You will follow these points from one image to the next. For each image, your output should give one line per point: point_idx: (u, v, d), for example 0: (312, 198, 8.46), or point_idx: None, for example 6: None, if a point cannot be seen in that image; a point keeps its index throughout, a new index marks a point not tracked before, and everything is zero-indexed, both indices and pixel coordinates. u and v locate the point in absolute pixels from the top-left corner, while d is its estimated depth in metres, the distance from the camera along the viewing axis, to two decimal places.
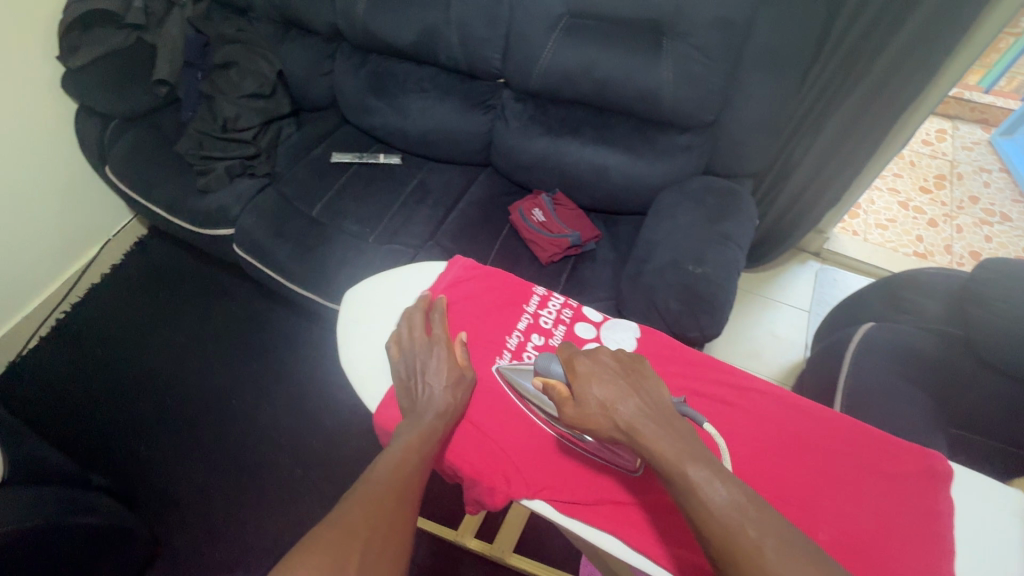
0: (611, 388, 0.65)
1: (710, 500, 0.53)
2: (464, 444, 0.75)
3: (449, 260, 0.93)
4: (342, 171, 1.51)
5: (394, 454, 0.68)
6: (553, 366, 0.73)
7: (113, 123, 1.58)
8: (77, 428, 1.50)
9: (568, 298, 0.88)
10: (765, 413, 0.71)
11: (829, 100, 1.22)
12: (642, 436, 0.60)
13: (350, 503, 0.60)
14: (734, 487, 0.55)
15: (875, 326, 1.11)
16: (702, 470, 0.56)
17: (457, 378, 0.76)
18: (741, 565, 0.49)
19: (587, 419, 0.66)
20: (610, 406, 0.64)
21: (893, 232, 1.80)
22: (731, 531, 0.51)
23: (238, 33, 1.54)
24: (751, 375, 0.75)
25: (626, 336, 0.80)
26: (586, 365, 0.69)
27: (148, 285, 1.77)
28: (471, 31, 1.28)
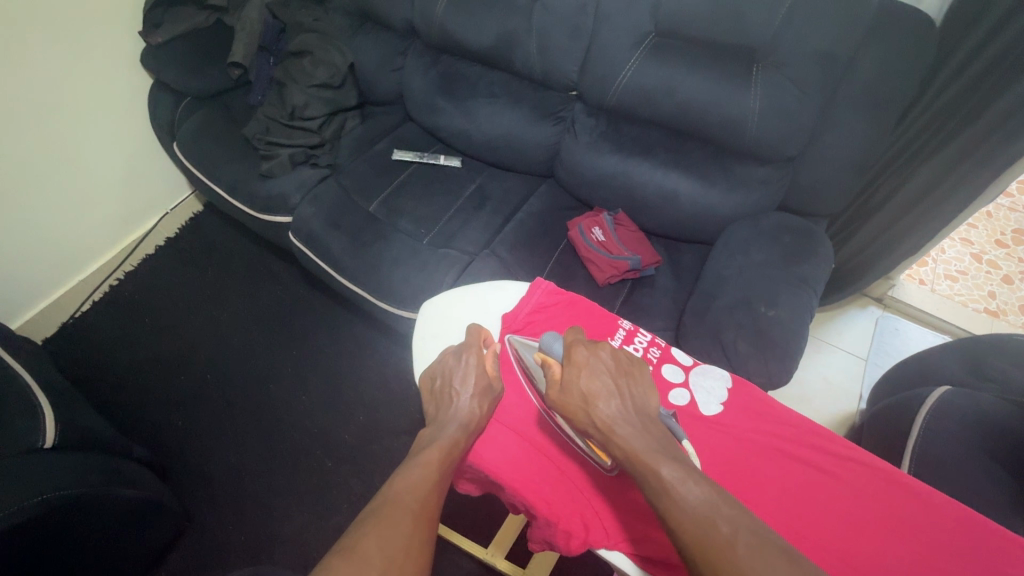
0: (599, 382, 0.67)
1: (682, 495, 0.55)
2: (496, 458, 0.73)
3: (531, 283, 0.91)
4: (402, 168, 1.51)
5: (413, 472, 0.66)
6: (555, 347, 0.75)
7: (185, 101, 1.61)
8: (120, 396, 1.52)
9: (655, 336, 0.84)
10: (862, 487, 0.66)
11: (923, 145, 1.16)
12: (619, 433, 0.62)
13: (368, 525, 0.58)
14: (708, 485, 0.56)
15: (954, 390, 1.04)
16: (677, 468, 0.57)
17: (486, 396, 0.76)
18: (710, 560, 0.50)
19: (568, 405, 0.68)
20: (592, 399, 0.66)
21: (963, 285, 1.70)
22: (703, 528, 0.52)
23: (315, 23, 1.56)
24: (851, 444, 0.70)
25: (716, 385, 0.76)
26: (582, 355, 0.70)
27: (199, 261, 1.79)
28: (551, 41, 1.26)
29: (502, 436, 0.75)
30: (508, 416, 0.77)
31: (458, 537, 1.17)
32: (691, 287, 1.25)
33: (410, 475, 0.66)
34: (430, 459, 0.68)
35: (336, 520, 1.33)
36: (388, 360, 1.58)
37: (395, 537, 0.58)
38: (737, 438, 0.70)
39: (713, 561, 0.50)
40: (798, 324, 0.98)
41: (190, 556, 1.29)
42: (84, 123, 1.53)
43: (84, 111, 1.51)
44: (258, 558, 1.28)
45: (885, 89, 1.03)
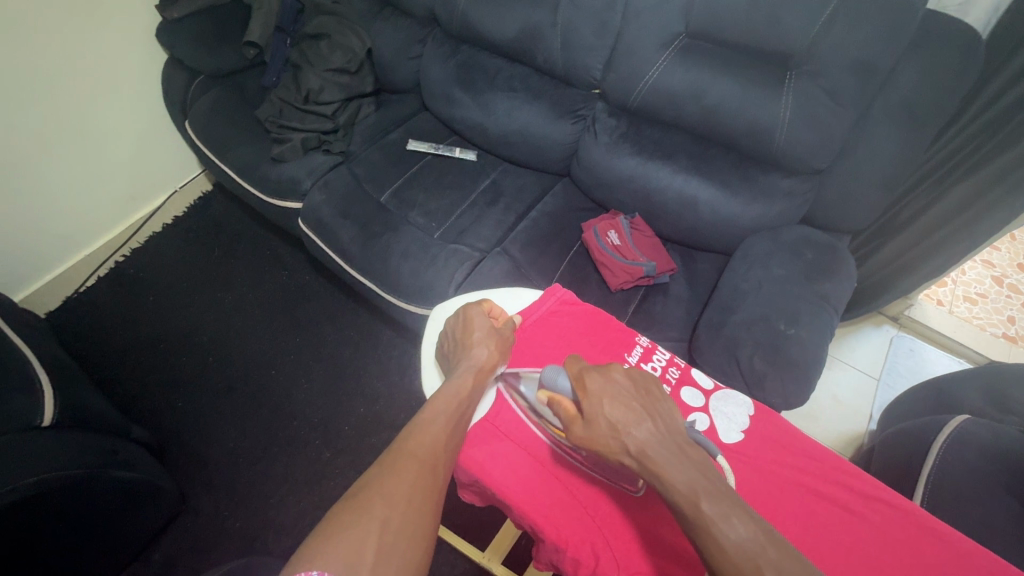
0: (624, 411, 0.64)
1: (726, 536, 0.52)
2: (509, 483, 0.70)
3: (547, 289, 0.90)
4: (416, 159, 1.48)
5: (427, 424, 0.69)
6: (559, 382, 0.72)
7: (199, 79, 1.58)
8: (122, 373, 1.51)
9: (674, 356, 0.82)
10: (890, 529, 0.63)
11: (957, 164, 1.12)
12: (655, 464, 0.59)
13: (379, 472, 0.62)
14: (750, 522, 0.53)
15: (972, 419, 1.01)
16: (718, 502, 0.55)
17: (495, 342, 0.81)
18: None
19: (595, 440, 0.64)
20: (622, 429, 0.63)
21: (982, 308, 1.66)
22: (751, 572, 0.50)
23: (334, 6, 1.52)
24: (879, 483, 0.67)
25: (737, 412, 0.74)
26: (597, 383, 0.68)
27: (206, 240, 1.77)
28: (577, 38, 1.23)
29: (513, 452, 0.73)
30: (519, 432, 0.75)
31: (455, 538, 1.16)
32: (706, 297, 1.22)
33: (423, 427, 0.68)
34: (439, 408, 0.71)
35: None
36: (391, 353, 1.56)
37: (400, 489, 0.60)
38: (761, 470, 0.67)
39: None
40: (818, 344, 0.95)
41: (185, 538, 1.29)
42: (96, 96, 1.50)
43: (96, 84, 1.49)
44: (253, 545, 1.27)
45: (924, 103, 0.99)
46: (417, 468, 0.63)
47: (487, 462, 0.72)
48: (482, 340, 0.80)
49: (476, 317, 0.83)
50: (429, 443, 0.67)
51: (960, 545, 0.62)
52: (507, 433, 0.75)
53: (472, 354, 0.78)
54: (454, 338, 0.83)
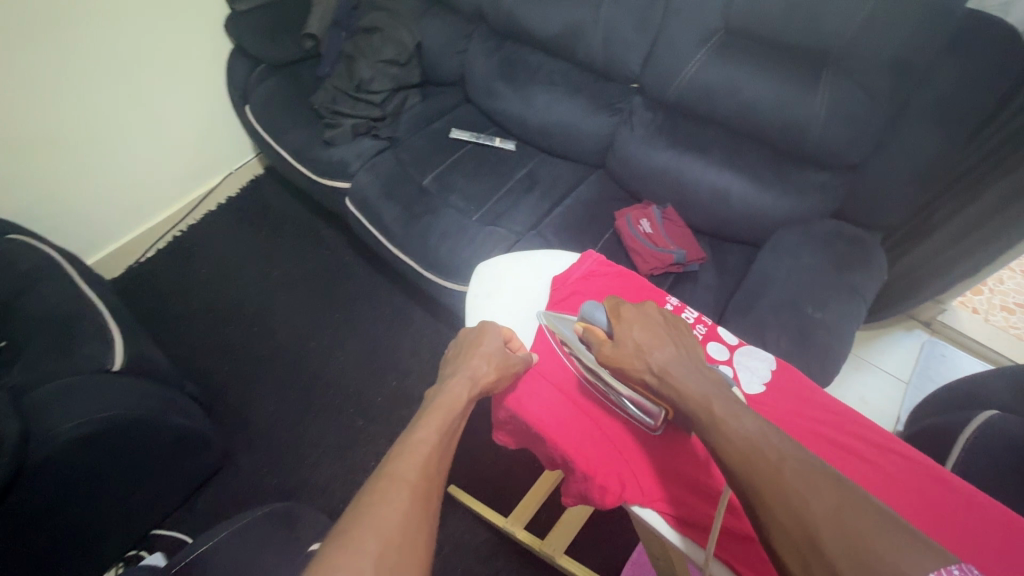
0: (651, 335, 0.71)
1: (733, 427, 0.57)
2: (539, 411, 0.77)
3: (583, 253, 0.95)
4: (458, 147, 1.55)
5: (419, 449, 0.65)
6: (597, 315, 0.77)
7: (259, 68, 1.69)
8: (176, 336, 1.62)
9: (702, 314, 0.86)
10: (904, 479, 0.65)
11: (995, 165, 1.12)
12: (671, 377, 0.66)
13: (365, 504, 0.57)
14: (758, 421, 0.58)
15: (1001, 414, 1.01)
16: (728, 405, 0.60)
17: (499, 360, 0.79)
18: (757, 479, 0.53)
19: (621, 359, 0.71)
20: (646, 347, 0.69)
21: (1020, 317, 1.63)
22: (751, 453, 0.54)
23: (387, 2, 1.62)
24: (896, 437, 0.69)
25: (760, 366, 0.78)
26: (630, 313, 0.75)
27: (256, 219, 1.89)
28: (618, 34, 1.28)
29: (548, 391, 0.79)
30: (555, 374, 0.81)
31: (479, 505, 1.21)
32: (734, 287, 1.25)
33: (415, 448, 0.64)
34: (432, 430, 0.68)
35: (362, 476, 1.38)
36: (424, 332, 1.63)
37: (391, 517, 0.55)
38: (780, 417, 0.71)
39: (762, 484, 0.52)
40: (845, 329, 0.97)
41: (227, 492, 1.37)
42: (167, 81, 1.63)
43: (170, 70, 1.62)
44: (289, 500, 1.35)
45: (960, 102, 1.01)
46: (415, 472, 0.61)
47: (523, 394, 0.80)
48: (480, 360, 0.78)
49: (488, 334, 0.82)
50: (422, 450, 0.65)
51: (974, 499, 0.64)
52: (543, 375, 0.82)
53: (469, 368, 0.77)
54: (462, 350, 0.83)
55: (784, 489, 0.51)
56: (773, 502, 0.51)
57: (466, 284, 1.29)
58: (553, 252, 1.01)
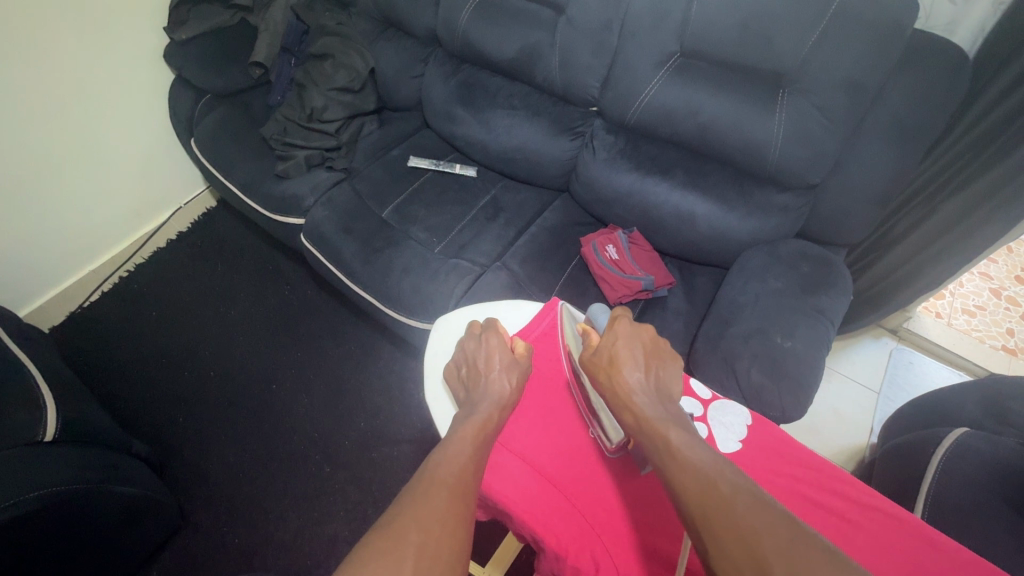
0: (629, 352, 0.72)
1: (688, 458, 0.55)
2: (505, 486, 0.71)
3: (547, 302, 0.93)
4: (418, 176, 1.50)
5: (452, 454, 0.65)
6: (600, 319, 0.84)
7: (205, 98, 1.61)
8: (124, 388, 1.52)
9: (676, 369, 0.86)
10: (888, 540, 0.63)
11: (952, 179, 1.13)
12: (634, 400, 0.66)
13: (408, 500, 0.57)
14: (714, 453, 0.56)
15: (971, 432, 1.02)
16: (685, 436, 0.59)
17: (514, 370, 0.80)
18: (707, 511, 0.50)
19: (595, 363, 0.74)
20: (618, 364, 0.71)
21: (981, 321, 1.66)
22: (701, 483, 0.52)
23: (337, 27, 1.55)
24: (876, 492, 0.68)
25: (735, 422, 0.76)
26: (623, 328, 0.76)
27: (210, 255, 1.79)
28: (574, 57, 1.26)
29: (516, 465, 0.73)
30: (522, 444, 0.76)
31: None
32: (704, 311, 1.23)
33: (451, 456, 0.65)
34: (466, 438, 0.68)
35: (330, 529, 1.30)
36: (392, 368, 1.57)
37: (433, 513, 0.55)
38: (756, 478, 0.69)
39: (712, 517, 0.49)
40: (816, 357, 0.95)
41: (182, 556, 1.27)
42: (104, 115, 1.54)
43: (106, 104, 1.53)
44: (251, 561, 1.26)
45: (914, 121, 1.01)
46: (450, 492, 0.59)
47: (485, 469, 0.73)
48: (501, 376, 0.78)
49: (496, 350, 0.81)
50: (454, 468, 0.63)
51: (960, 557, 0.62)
52: (505, 444, 0.76)
53: (492, 386, 0.77)
54: (470, 367, 0.81)
55: (736, 525, 0.47)
56: (722, 532, 0.48)
57: (430, 322, 1.24)
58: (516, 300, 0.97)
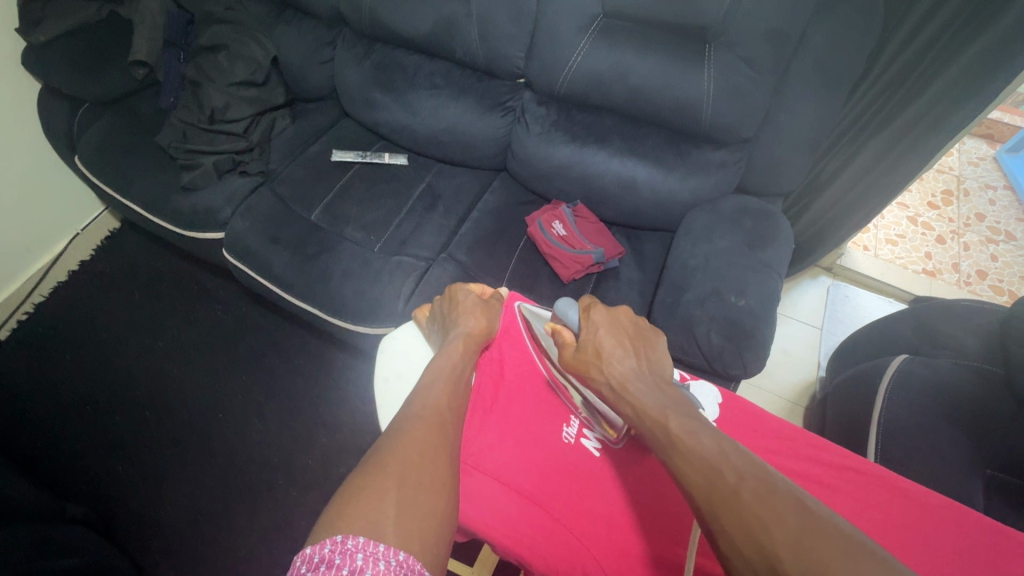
0: (614, 341, 0.72)
1: (691, 446, 0.55)
2: (484, 509, 0.67)
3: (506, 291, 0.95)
4: (344, 170, 1.39)
5: (431, 391, 0.67)
6: (570, 314, 0.78)
7: (83, 108, 1.41)
8: (46, 445, 1.36)
9: None
10: (863, 498, 0.65)
11: (871, 119, 1.16)
12: (629, 391, 0.66)
13: (388, 438, 0.59)
14: (715, 437, 0.56)
15: (910, 358, 1.09)
16: (685, 421, 0.58)
17: (483, 309, 0.85)
18: (716, 502, 0.49)
19: (580, 364, 0.72)
20: (607, 356, 0.71)
21: (903, 249, 1.77)
22: (709, 475, 0.51)
23: (226, 13, 1.39)
24: (846, 451, 0.70)
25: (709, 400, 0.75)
26: (600, 316, 0.77)
27: (122, 282, 1.62)
28: (494, 27, 1.18)
29: (492, 489, 0.68)
30: (495, 464, 0.70)
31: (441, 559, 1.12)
32: (656, 277, 1.22)
33: (424, 391, 0.67)
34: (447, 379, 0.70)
35: None
36: (345, 376, 1.48)
37: (412, 447, 0.58)
38: None
39: (717, 505, 0.49)
40: (768, 312, 0.97)
41: None
42: None
43: None
44: None
45: (835, 65, 1.02)
46: (437, 433, 0.61)
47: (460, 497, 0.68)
48: (470, 312, 0.83)
49: (462, 293, 0.87)
50: (438, 409, 0.64)
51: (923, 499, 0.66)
52: (477, 466, 0.70)
53: (463, 319, 0.82)
54: (442, 313, 0.86)
55: (741, 513, 0.47)
56: (726, 520, 0.48)
57: (380, 326, 1.17)
58: None
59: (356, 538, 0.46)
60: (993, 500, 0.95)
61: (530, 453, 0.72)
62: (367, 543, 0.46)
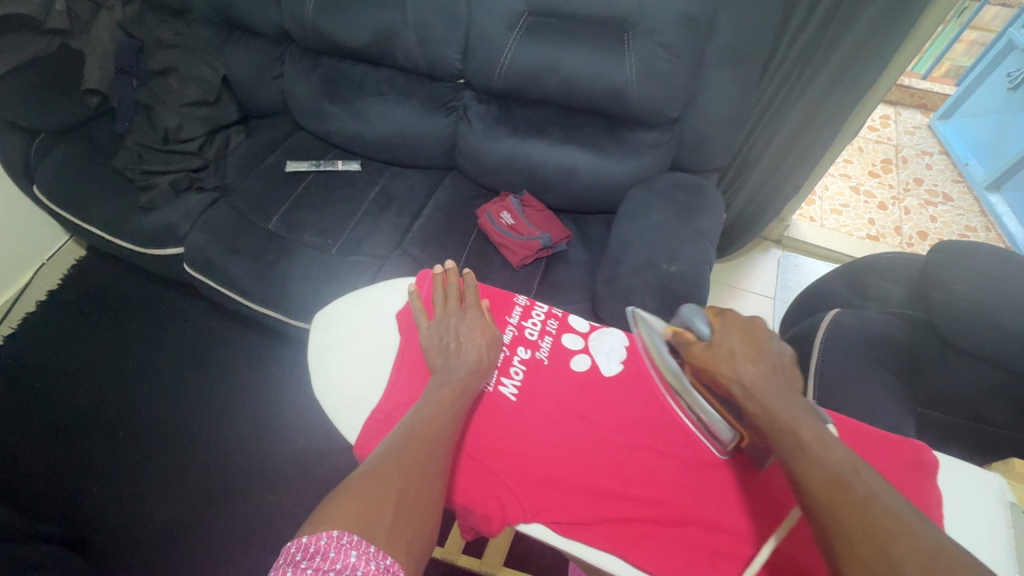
0: (749, 344, 0.62)
1: (819, 455, 0.54)
2: None
3: (417, 275, 0.89)
4: (300, 179, 1.44)
5: (428, 409, 0.67)
6: (696, 321, 0.67)
7: (40, 137, 1.45)
8: (21, 472, 1.38)
9: (551, 307, 0.87)
10: None
11: (789, 91, 1.24)
12: (758, 396, 0.59)
13: (390, 449, 0.61)
14: (846, 451, 0.54)
15: (841, 311, 1.15)
16: (816, 432, 0.56)
17: (490, 343, 0.76)
18: (841, 510, 0.50)
19: (709, 360, 0.63)
20: (740, 356, 0.61)
21: (847, 217, 1.86)
22: (837, 486, 0.51)
23: (175, 38, 1.45)
24: None
25: (615, 344, 0.81)
26: (732, 317, 0.66)
27: (90, 307, 1.64)
28: (429, 32, 1.24)
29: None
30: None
31: None
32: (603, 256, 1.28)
33: (424, 410, 0.67)
34: (445, 402, 0.68)
35: None
36: None
37: (413, 462, 0.60)
38: (640, 393, 0.75)
39: (846, 517, 0.49)
40: (699, 276, 1.03)
41: None
42: None
43: None
44: None
45: (745, 44, 1.09)
46: (429, 450, 0.62)
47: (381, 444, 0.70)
48: (469, 340, 0.76)
49: (462, 326, 0.78)
50: (432, 422, 0.65)
51: None
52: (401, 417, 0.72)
53: (464, 358, 0.74)
54: (437, 339, 0.77)
55: (871, 530, 0.48)
56: (856, 536, 0.48)
57: None
58: (391, 281, 0.92)
59: (351, 534, 0.50)
60: (924, 435, 1.02)
61: (527, 441, 0.71)
62: (360, 542, 0.50)
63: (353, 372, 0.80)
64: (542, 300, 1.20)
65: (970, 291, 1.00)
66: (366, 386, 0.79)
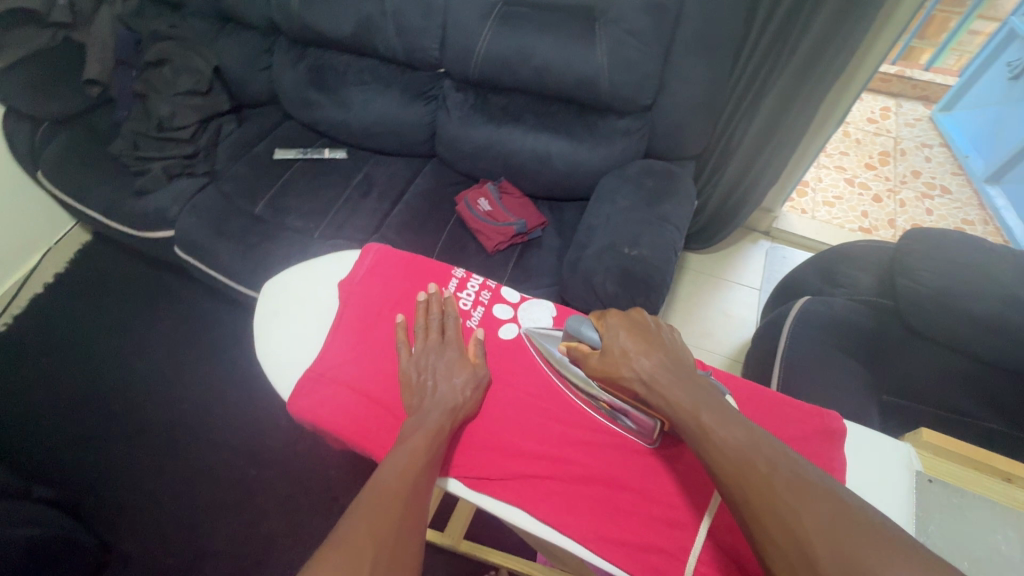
0: (637, 339, 0.66)
1: (720, 437, 0.54)
2: (331, 408, 0.74)
3: (364, 247, 0.91)
4: (287, 166, 1.48)
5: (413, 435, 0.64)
6: (584, 330, 0.70)
7: (44, 125, 1.51)
8: (23, 441, 1.45)
9: (486, 279, 0.87)
10: None
11: (764, 79, 1.23)
12: (660, 387, 0.61)
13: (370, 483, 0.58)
14: (746, 427, 0.55)
15: (811, 299, 1.14)
16: (717, 413, 0.56)
17: (469, 379, 0.72)
18: (748, 491, 0.50)
19: (607, 368, 0.66)
20: (633, 353, 0.65)
21: (840, 210, 1.83)
22: (742, 466, 0.51)
23: (170, 30, 1.51)
24: None
25: (542, 313, 0.82)
26: (613, 318, 0.70)
27: (93, 289, 1.71)
28: (407, 22, 1.27)
29: (340, 394, 0.75)
30: (346, 374, 0.77)
31: None
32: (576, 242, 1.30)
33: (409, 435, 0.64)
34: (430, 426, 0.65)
35: (265, 526, 1.31)
36: None
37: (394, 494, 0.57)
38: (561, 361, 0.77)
39: (750, 497, 0.49)
40: (661, 260, 1.04)
41: None
42: None
43: None
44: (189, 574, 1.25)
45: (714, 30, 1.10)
46: (413, 478, 0.60)
47: (312, 402, 0.74)
48: (445, 377, 0.72)
49: (438, 363, 0.73)
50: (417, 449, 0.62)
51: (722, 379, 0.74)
52: (334, 377, 0.76)
53: (439, 395, 0.70)
54: (412, 379, 0.73)
55: (773, 505, 0.48)
56: (766, 518, 0.48)
57: None
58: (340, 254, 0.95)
59: None
60: (888, 422, 1.01)
61: (479, 421, 0.72)
62: None
63: (300, 338, 0.83)
64: (513, 284, 1.22)
65: (937, 277, 0.99)
66: (308, 350, 0.82)
